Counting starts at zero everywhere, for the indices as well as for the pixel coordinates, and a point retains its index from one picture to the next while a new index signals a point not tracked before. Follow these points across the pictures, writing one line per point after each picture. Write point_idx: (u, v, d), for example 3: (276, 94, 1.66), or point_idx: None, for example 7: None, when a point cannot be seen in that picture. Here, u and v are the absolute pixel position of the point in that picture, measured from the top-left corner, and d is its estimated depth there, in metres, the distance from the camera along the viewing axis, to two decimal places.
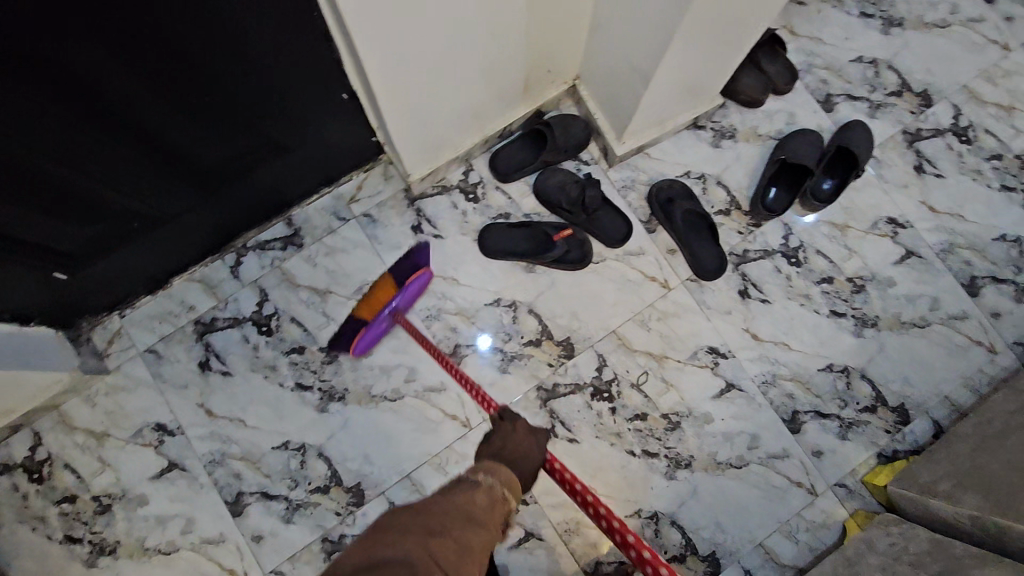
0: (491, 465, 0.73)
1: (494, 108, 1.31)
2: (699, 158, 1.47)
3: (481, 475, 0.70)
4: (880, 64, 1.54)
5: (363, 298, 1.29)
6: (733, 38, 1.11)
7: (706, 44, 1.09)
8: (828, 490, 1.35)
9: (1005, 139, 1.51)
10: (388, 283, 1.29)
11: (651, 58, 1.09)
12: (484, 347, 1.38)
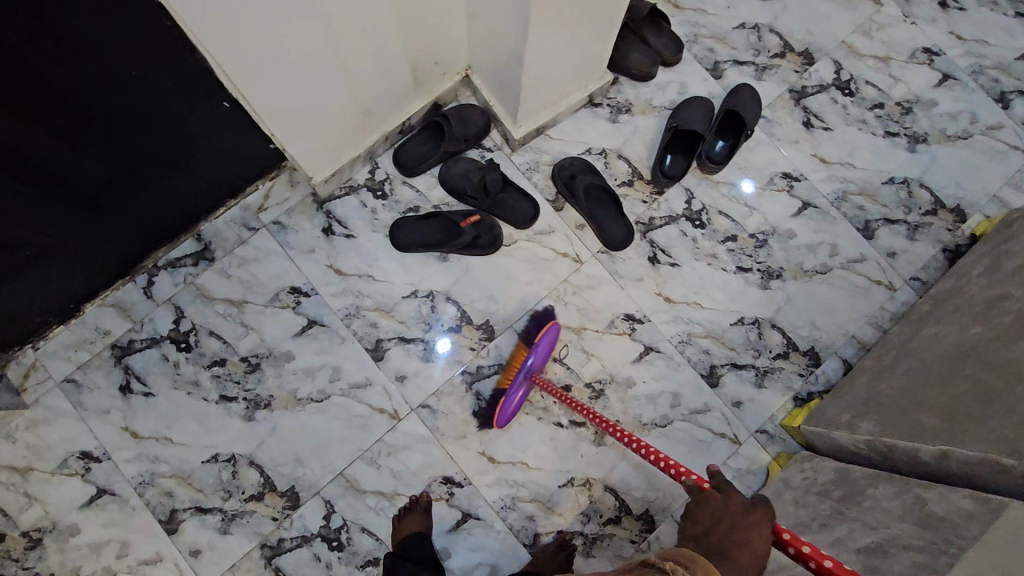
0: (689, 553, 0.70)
1: (382, 102, 1.33)
2: (598, 134, 1.52)
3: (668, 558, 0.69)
4: (762, 28, 1.61)
5: (505, 369, 1.36)
6: (604, 13, 1.14)
7: (577, 23, 1.12)
8: (750, 438, 1.40)
9: (885, 88, 1.60)
10: (525, 348, 1.35)
11: (518, 43, 1.13)
12: (444, 351, 1.40)
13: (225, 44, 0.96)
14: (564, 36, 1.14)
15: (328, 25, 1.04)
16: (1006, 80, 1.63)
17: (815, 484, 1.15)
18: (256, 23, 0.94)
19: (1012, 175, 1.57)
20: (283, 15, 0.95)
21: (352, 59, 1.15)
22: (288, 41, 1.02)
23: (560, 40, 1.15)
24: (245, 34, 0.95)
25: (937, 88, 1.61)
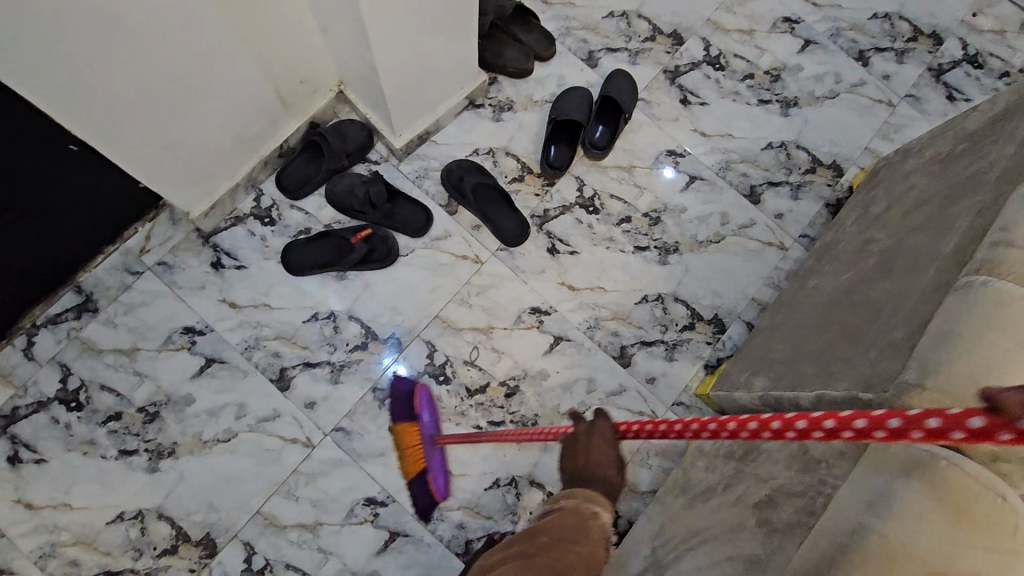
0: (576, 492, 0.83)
1: (246, 117, 1.29)
2: (484, 134, 1.54)
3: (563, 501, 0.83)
4: (630, 15, 1.67)
5: (402, 457, 1.33)
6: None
7: (421, 7, 1.10)
8: (668, 411, 1.42)
9: (752, 59, 1.69)
10: (406, 425, 1.34)
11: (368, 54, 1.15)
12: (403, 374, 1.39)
13: (41, 79, 0.91)
14: (413, 20, 1.12)
15: (149, 41, 0.98)
16: (862, 40, 1.73)
17: (722, 446, 1.18)
18: (56, 45, 0.88)
19: (879, 127, 1.66)
20: (86, 32, 0.89)
21: (194, 76, 1.10)
22: (105, 62, 0.95)
23: (410, 26, 1.13)
24: (48, 59, 0.89)
25: (800, 53, 1.71)
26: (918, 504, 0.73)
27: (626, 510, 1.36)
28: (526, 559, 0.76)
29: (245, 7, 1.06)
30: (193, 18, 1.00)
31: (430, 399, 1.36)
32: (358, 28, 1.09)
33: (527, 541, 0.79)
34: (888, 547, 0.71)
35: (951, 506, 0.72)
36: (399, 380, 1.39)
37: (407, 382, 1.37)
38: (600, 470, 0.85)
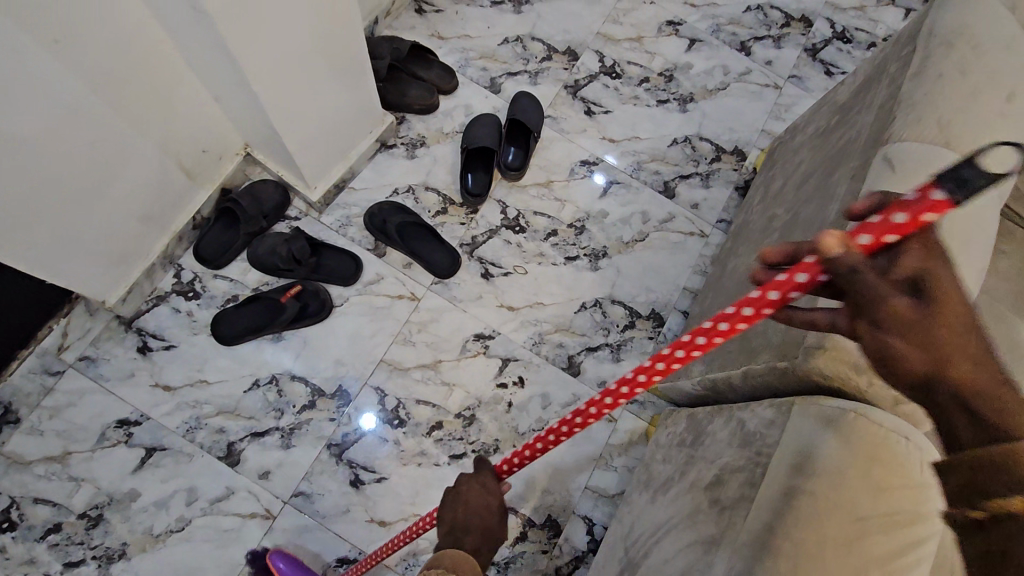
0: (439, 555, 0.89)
1: (146, 196, 1.24)
2: (401, 174, 1.56)
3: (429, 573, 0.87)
4: (524, 39, 1.75)
5: None
6: (334, 38, 1.14)
7: (306, 55, 1.11)
8: (623, 412, 1.45)
9: (645, 63, 1.79)
10: None
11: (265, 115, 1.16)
12: (372, 422, 1.37)
13: None
14: (301, 69, 1.12)
15: (31, 140, 0.96)
16: (741, 32, 1.86)
17: (675, 436, 1.22)
18: None
19: (771, 109, 1.78)
20: None
21: (87, 163, 1.08)
22: None
23: (301, 75, 1.13)
24: None
25: (688, 52, 1.82)
26: (837, 458, 0.79)
27: (598, 515, 1.38)
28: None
29: (122, 84, 1.03)
30: (72, 106, 0.98)
31: (282, 559, 1.23)
32: (249, 92, 1.10)
33: None
34: (818, 503, 0.77)
35: (864, 457, 0.79)
36: (370, 426, 1.37)
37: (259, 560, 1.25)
38: (484, 519, 0.93)
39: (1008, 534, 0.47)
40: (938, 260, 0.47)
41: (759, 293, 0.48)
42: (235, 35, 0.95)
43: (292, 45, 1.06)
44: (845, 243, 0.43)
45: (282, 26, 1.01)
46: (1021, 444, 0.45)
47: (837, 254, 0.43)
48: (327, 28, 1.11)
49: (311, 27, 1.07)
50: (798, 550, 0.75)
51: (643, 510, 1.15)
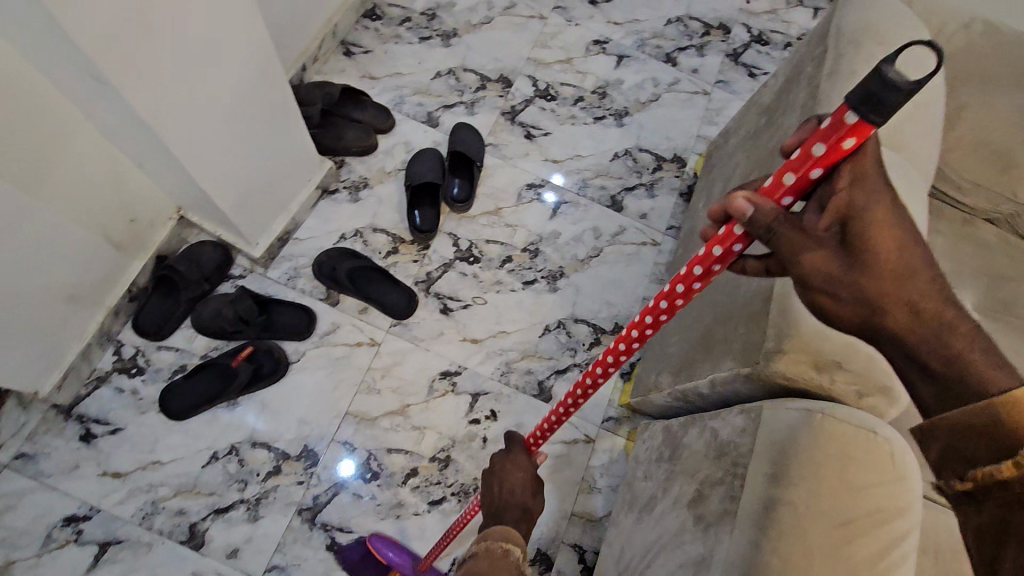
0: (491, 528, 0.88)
1: (71, 274, 1.17)
2: (346, 219, 1.53)
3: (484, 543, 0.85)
4: (456, 71, 1.76)
5: None
6: (246, 74, 1.07)
7: (216, 95, 1.03)
8: (600, 431, 1.44)
9: (578, 82, 1.83)
10: None
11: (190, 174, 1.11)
12: (350, 472, 1.32)
13: None
14: (213, 109, 1.04)
15: None
16: (665, 44, 1.93)
17: (652, 451, 1.21)
18: None
19: (703, 115, 1.84)
20: None
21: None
22: None
23: (213, 116, 1.05)
24: None
25: (618, 68, 1.87)
26: (812, 461, 0.77)
27: (588, 541, 1.35)
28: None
29: (24, 159, 0.97)
30: None
31: None
32: (169, 154, 1.05)
33: None
34: (799, 512, 0.74)
35: (837, 457, 0.77)
36: (347, 478, 1.32)
37: (355, 548, 1.26)
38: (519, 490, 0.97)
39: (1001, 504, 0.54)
40: (867, 187, 0.54)
41: (705, 251, 0.62)
42: (125, 81, 0.87)
43: (197, 85, 0.98)
44: (754, 204, 0.54)
45: (180, 66, 0.93)
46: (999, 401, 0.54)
47: (748, 216, 0.54)
48: (236, 64, 1.03)
49: (229, 80, 1.04)
50: (787, 567, 0.72)
51: (630, 531, 1.13)
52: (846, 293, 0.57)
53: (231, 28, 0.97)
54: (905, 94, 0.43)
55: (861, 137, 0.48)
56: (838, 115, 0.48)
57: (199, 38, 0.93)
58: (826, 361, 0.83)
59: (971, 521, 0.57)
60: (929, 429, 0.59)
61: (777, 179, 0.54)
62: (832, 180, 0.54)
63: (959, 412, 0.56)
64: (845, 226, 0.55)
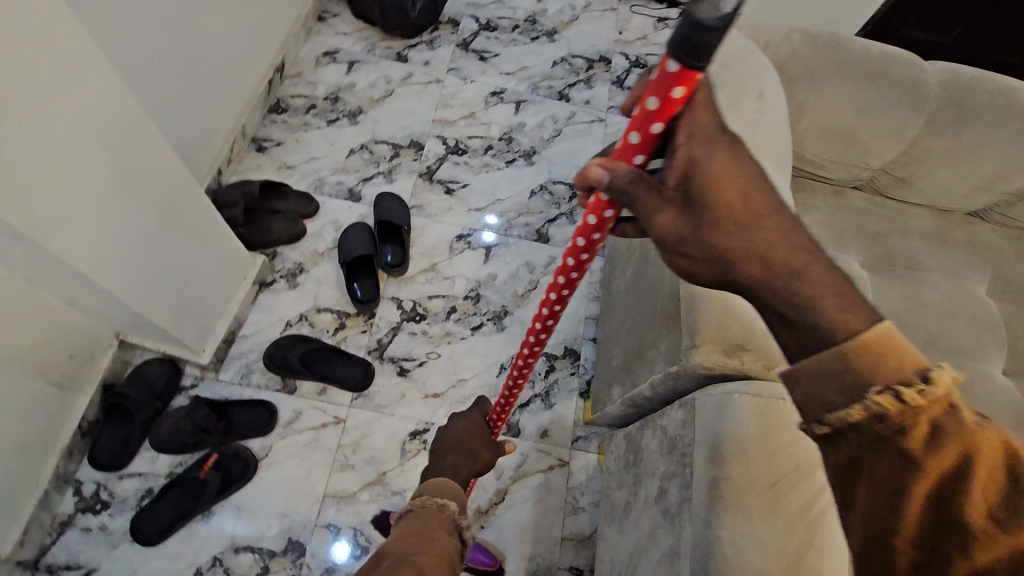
0: (429, 482, 0.98)
1: (15, 426, 1.15)
2: (288, 306, 1.57)
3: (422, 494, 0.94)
4: (368, 144, 1.86)
5: None
6: (146, 177, 1.05)
7: (116, 206, 1.01)
8: (572, 451, 1.51)
9: (484, 133, 1.96)
10: None
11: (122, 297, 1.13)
12: (344, 556, 1.33)
13: None
14: (116, 219, 1.02)
15: None
16: (556, 84, 2.11)
17: (619, 459, 1.29)
18: None
19: (604, 140, 2.01)
20: None
21: None
22: None
23: (121, 229, 1.04)
24: None
25: (517, 113, 2.02)
26: (736, 437, 0.86)
27: (583, 560, 1.40)
28: (416, 550, 0.77)
29: None
30: None
31: None
32: (98, 286, 1.08)
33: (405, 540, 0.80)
34: (736, 486, 0.82)
35: (756, 428, 0.86)
36: (340, 559, 1.32)
37: (386, 517, 1.35)
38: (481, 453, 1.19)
39: (855, 445, 0.54)
40: (702, 143, 0.57)
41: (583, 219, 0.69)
42: (17, 219, 0.85)
43: (110, 213, 1.01)
44: (607, 169, 0.57)
45: (74, 191, 0.92)
46: (847, 346, 0.54)
47: (605, 181, 0.58)
48: (132, 171, 1.01)
49: (147, 204, 1.08)
50: (737, 537, 0.79)
51: (615, 541, 1.19)
52: (694, 248, 0.60)
53: (119, 140, 0.96)
54: (714, 33, 0.44)
55: (687, 85, 0.50)
56: (663, 68, 0.49)
57: (85, 157, 0.91)
58: (735, 346, 0.92)
59: (829, 462, 0.56)
60: (792, 374, 0.57)
61: (624, 140, 0.57)
62: (673, 133, 0.57)
63: (814, 358, 0.56)
64: (689, 185, 0.58)
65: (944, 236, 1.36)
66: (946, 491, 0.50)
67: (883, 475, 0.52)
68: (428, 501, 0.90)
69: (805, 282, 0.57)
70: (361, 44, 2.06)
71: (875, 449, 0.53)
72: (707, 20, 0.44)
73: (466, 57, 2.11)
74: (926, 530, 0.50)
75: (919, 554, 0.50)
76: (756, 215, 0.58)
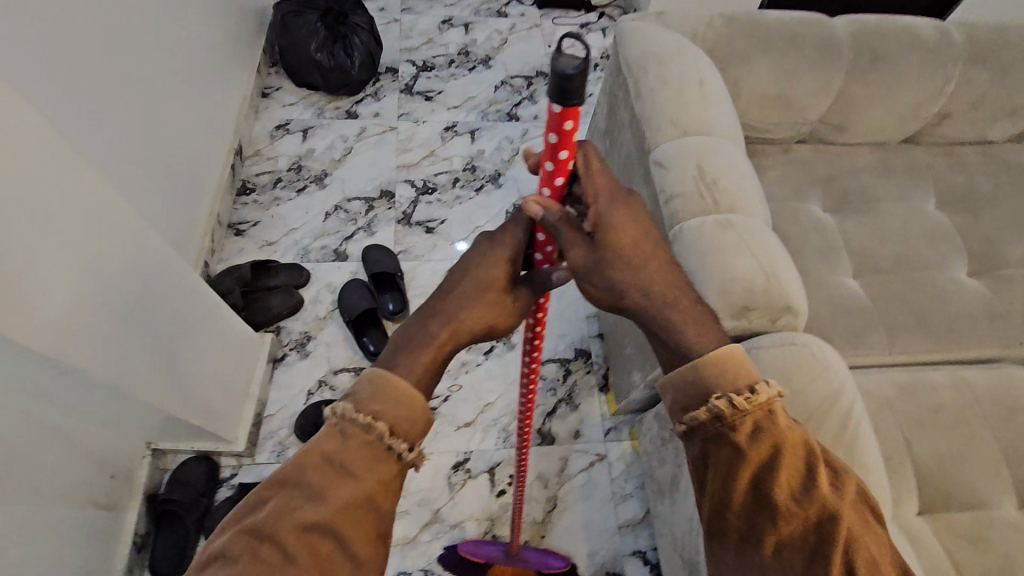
0: (378, 383, 0.68)
1: (77, 557, 1.15)
2: (306, 375, 1.60)
3: (363, 408, 0.67)
4: (341, 203, 1.92)
5: None
6: (152, 277, 1.07)
7: (128, 315, 1.02)
8: (608, 444, 1.57)
9: (447, 167, 2.04)
10: None
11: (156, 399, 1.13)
12: None
13: None
14: (131, 326, 1.03)
15: None
16: (502, 106, 2.21)
17: (653, 439, 1.36)
18: None
19: None
20: None
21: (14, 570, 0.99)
22: None
23: (141, 332, 1.06)
24: None
25: (474, 141, 2.11)
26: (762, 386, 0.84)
27: (644, 543, 1.46)
28: (306, 502, 0.63)
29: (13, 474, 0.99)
30: None
31: None
32: (134, 392, 1.09)
33: (313, 506, 0.63)
34: None
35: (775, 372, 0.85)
36: None
37: (450, 555, 1.38)
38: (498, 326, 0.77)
39: (705, 437, 0.70)
40: (606, 202, 0.71)
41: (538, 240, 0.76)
42: (40, 347, 0.86)
43: (131, 318, 1.03)
44: (542, 206, 0.68)
45: (96, 304, 0.94)
46: (704, 359, 0.71)
47: (540, 215, 0.68)
48: (136, 274, 1.03)
49: (159, 303, 1.10)
50: None
51: (671, 514, 1.25)
52: (600, 286, 0.72)
53: (125, 246, 0.99)
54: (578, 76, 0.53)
55: (574, 117, 0.58)
56: (550, 112, 0.58)
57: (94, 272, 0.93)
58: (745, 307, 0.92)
59: (690, 449, 0.72)
60: (664, 384, 0.74)
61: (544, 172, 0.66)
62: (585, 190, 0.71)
63: (678, 370, 0.72)
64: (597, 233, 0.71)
65: (888, 165, 1.49)
66: (766, 475, 0.66)
67: (722, 462, 0.68)
68: (360, 410, 0.67)
69: (679, 310, 0.74)
70: (310, 110, 2.12)
71: (715, 441, 0.69)
72: (568, 70, 0.53)
73: (412, 101, 2.19)
74: (748, 509, 0.66)
75: (741, 522, 0.67)
76: (644, 262, 0.73)
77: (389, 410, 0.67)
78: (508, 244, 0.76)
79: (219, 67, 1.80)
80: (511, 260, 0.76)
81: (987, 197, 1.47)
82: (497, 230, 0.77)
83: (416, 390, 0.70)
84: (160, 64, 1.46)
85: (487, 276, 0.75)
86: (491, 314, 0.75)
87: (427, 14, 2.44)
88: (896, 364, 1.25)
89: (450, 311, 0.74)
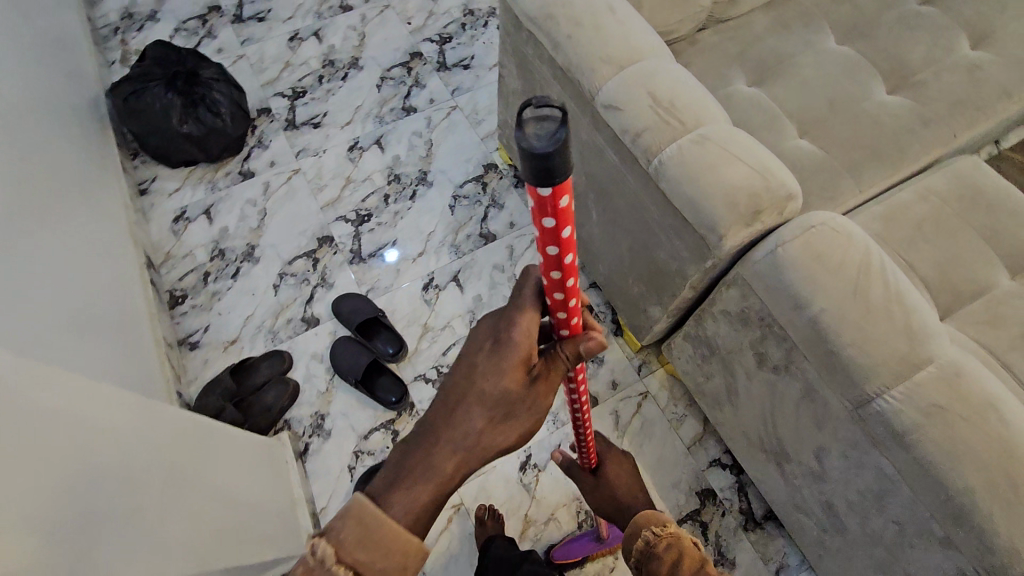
0: (362, 526, 0.65)
1: None
2: (339, 452, 1.52)
3: (343, 558, 0.64)
4: (286, 269, 1.78)
5: None
6: (142, 438, 0.93)
7: (151, 492, 0.89)
8: (644, 380, 1.61)
9: (373, 186, 1.92)
10: None
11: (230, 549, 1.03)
12: None
13: None
14: (139, 476, 0.87)
15: None
16: (394, 103, 2.07)
17: (687, 361, 1.40)
18: None
19: (470, 122, 2.03)
20: None
21: None
22: None
23: (173, 496, 0.94)
24: None
25: (384, 150, 1.99)
26: (802, 275, 0.95)
27: (715, 451, 1.54)
28: None
29: None
30: None
31: None
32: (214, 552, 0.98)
33: None
34: (830, 312, 0.93)
35: (810, 260, 0.95)
36: None
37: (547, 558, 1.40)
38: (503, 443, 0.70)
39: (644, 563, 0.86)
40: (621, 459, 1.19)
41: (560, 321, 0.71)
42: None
43: (154, 491, 0.90)
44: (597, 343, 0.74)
45: (111, 500, 0.81)
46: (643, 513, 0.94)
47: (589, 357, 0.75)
48: (125, 445, 0.89)
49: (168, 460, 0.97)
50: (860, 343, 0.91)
51: (737, 418, 1.31)
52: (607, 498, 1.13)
53: (93, 425, 0.84)
54: (557, 151, 0.49)
55: (566, 192, 0.54)
56: (539, 195, 0.54)
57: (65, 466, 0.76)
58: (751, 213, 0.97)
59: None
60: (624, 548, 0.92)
61: (545, 255, 0.62)
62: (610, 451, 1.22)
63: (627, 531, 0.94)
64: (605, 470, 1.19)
65: (784, 19, 1.53)
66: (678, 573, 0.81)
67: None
68: (343, 559, 0.64)
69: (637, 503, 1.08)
70: (201, 188, 1.91)
71: (649, 563, 0.85)
72: (539, 147, 0.49)
73: (303, 134, 2.02)
74: None
75: None
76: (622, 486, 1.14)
77: (374, 560, 0.65)
78: (521, 343, 0.71)
79: (85, 184, 1.58)
80: (524, 363, 0.71)
81: (875, 15, 1.55)
82: (501, 326, 0.71)
83: (409, 531, 0.66)
84: (25, 210, 1.25)
85: (500, 387, 0.70)
86: (497, 436, 0.70)
87: (270, 37, 2.22)
88: (863, 199, 1.35)
89: (455, 440, 0.68)
